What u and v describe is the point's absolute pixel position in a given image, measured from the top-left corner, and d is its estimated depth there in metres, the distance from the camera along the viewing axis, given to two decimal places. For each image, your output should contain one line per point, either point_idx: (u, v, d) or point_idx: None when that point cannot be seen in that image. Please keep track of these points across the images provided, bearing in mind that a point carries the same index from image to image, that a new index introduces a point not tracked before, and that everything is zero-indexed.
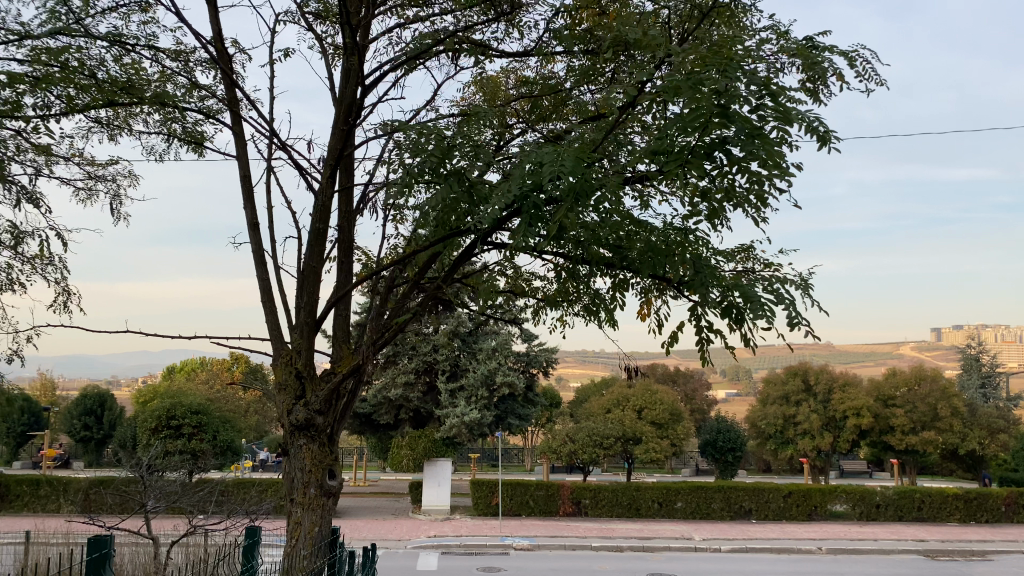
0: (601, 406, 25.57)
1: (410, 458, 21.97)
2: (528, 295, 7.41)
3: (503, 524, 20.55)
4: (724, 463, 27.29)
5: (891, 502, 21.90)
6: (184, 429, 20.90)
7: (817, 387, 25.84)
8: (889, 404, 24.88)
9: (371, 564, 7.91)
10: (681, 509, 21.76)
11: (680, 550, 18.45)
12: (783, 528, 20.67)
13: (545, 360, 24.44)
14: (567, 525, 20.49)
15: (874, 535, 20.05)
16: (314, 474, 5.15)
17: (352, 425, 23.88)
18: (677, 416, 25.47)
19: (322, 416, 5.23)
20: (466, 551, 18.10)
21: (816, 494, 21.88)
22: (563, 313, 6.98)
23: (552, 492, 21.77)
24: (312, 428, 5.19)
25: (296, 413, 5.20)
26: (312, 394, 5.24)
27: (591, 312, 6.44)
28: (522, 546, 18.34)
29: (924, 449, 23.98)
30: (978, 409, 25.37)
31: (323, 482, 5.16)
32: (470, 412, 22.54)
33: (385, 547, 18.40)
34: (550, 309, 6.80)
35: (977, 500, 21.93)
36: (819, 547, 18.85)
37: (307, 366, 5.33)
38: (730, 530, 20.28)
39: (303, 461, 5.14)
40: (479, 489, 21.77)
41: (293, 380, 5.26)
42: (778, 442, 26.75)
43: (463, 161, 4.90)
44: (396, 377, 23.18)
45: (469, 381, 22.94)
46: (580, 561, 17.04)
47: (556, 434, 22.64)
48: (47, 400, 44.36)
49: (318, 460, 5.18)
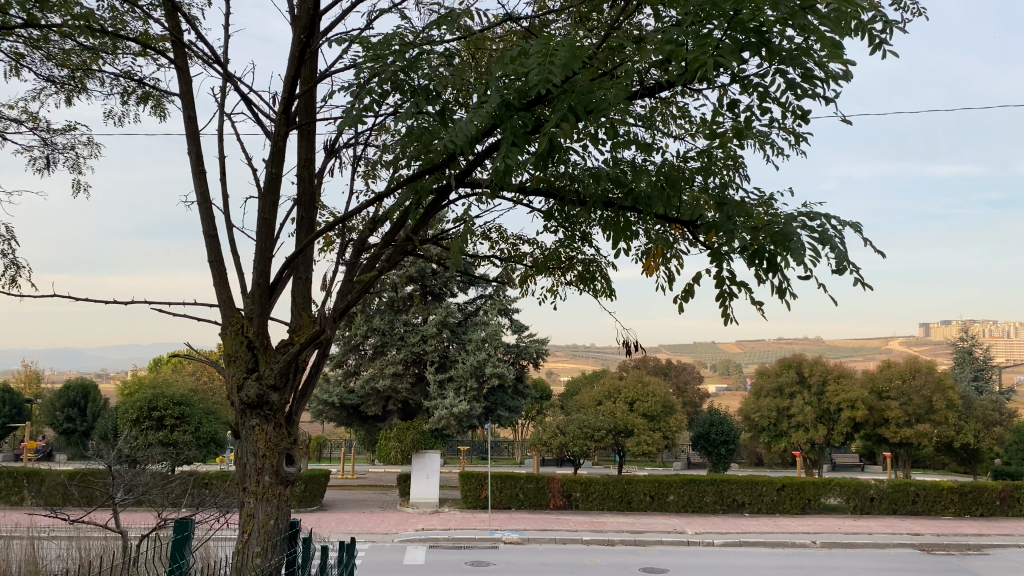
0: (593, 398, 25.21)
1: (398, 450, 21.54)
2: (516, 262, 6.97)
3: (492, 517, 20.19)
4: (717, 456, 26.99)
5: (885, 495, 21.64)
6: (166, 420, 20.41)
7: (811, 379, 25.56)
8: (884, 396, 24.61)
9: (349, 558, 7.55)
10: (673, 502, 21.46)
11: (672, 544, 18.10)
12: (777, 522, 20.37)
13: (536, 352, 24.06)
14: (558, 519, 20.13)
15: (868, 529, 19.76)
16: (268, 459, 4.70)
17: (339, 417, 23.44)
18: (670, 408, 25.12)
19: (277, 393, 4.80)
20: (455, 544, 17.71)
21: (809, 487, 21.60)
22: (555, 282, 6.59)
23: (543, 485, 21.40)
24: (266, 406, 4.75)
25: (248, 389, 4.75)
26: (265, 368, 4.79)
27: (586, 279, 6.10)
28: (512, 540, 17.97)
29: (919, 442, 23.72)
30: (973, 401, 25.12)
31: (278, 468, 4.72)
32: (459, 403, 22.11)
33: (372, 541, 17.99)
34: (541, 275, 6.41)
35: (971, 494, 21.68)
36: (813, 541, 18.54)
37: (261, 337, 4.88)
38: (723, 524, 19.96)
39: (256, 444, 4.69)
40: (468, 482, 21.41)
41: (245, 353, 4.81)
42: (771, 435, 26.45)
43: (436, 88, 4.27)
44: (384, 368, 22.76)
45: (458, 372, 22.59)
46: (571, 555, 16.65)
47: (546, 426, 22.28)
48: (31, 392, 43.71)
49: (273, 443, 4.74)
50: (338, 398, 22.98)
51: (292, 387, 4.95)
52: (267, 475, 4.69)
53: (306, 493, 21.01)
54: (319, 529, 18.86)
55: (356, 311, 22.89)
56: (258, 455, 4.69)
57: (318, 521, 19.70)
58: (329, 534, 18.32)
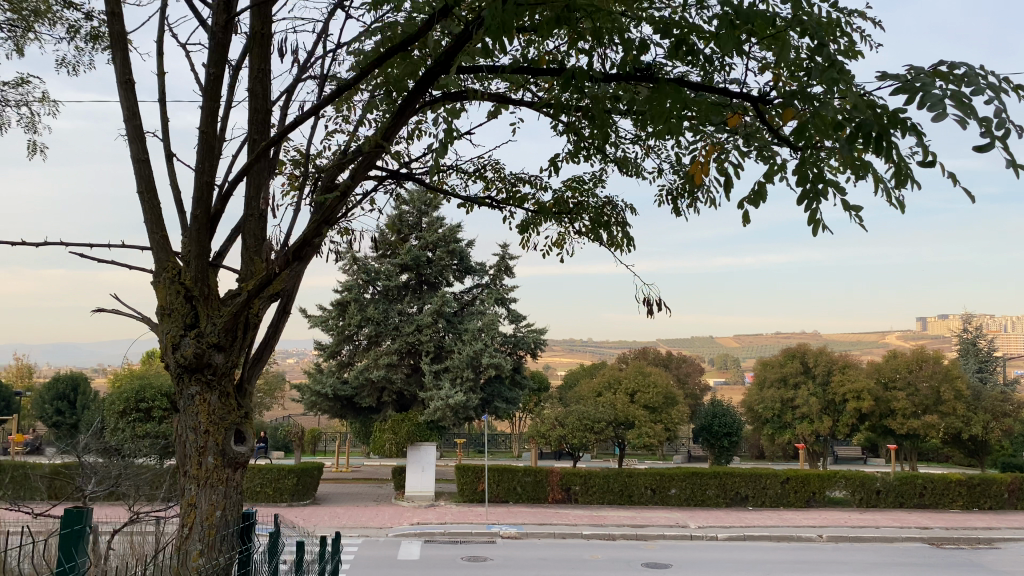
0: (593, 389, 24.69)
1: (393, 442, 20.93)
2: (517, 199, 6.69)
3: (490, 511, 19.68)
4: (719, 449, 26.55)
5: (892, 488, 21.15)
6: (153, 412, 19.81)
7: (815, 370, 25.09)
8: (890, 387, 24.13)
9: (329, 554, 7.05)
10: (675, 496, 20.95)
11: (674, 538, 17.60)
12: (781, 516, 19.88)
13: (533, 343, 23.49)
14: (557, 512, 19.63)
15: (875, 523, 19.28)
16: (212, 434, 4.25)
17: (333, 409, 22.81)
18: (671, 400, 24.60)
19: (220, 353, 4.33)
20: (450, 539, 17.19)
21: (814, 480, 21.11)
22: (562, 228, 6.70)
23: (541, 478, 20.89)
24: (207, 369, 4.29)
25: (185, 348, 4.27)
26: (207, 324, 4.30)
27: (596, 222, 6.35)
28: (510, 534, 17.45)
29: (926, 434, 23.23)
30: (982, 392, 24.65)
31: (226, 445, 4.27)
32: (455, 395, 21.53)
33: (366, 535, 17.46)
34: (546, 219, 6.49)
35: (980, 486, 21.20)
36: (819, 535, 18.04)
37: (201, 287, 4.37)
38: (726, 518, 19.46)
39: (197, 416, 4.23)
40: (465, 475, 20.89)
41: (182, 306, 4.30)
42: (775, 427, 25.97)
43: None
44: (378, 359, 22.18)
45: (454, 362, 22.00)
46: (571, 550, 16.11)
47: (545, 418, 21.79)
48: (22, 386, 43.15)
49: (216, 413, 4.28)
50: (332, 389, 22.30)
51: (239, 346, 4.48)
52: (213, 450, 4.24)
53: (298, 487, 20.46)
54: (311, 523, 18.33)
55: (350, 300, 22.36)
56: (201, 430, 4.24)
57: (310, 515, 19.18)
58: (322, 529, 17.80)
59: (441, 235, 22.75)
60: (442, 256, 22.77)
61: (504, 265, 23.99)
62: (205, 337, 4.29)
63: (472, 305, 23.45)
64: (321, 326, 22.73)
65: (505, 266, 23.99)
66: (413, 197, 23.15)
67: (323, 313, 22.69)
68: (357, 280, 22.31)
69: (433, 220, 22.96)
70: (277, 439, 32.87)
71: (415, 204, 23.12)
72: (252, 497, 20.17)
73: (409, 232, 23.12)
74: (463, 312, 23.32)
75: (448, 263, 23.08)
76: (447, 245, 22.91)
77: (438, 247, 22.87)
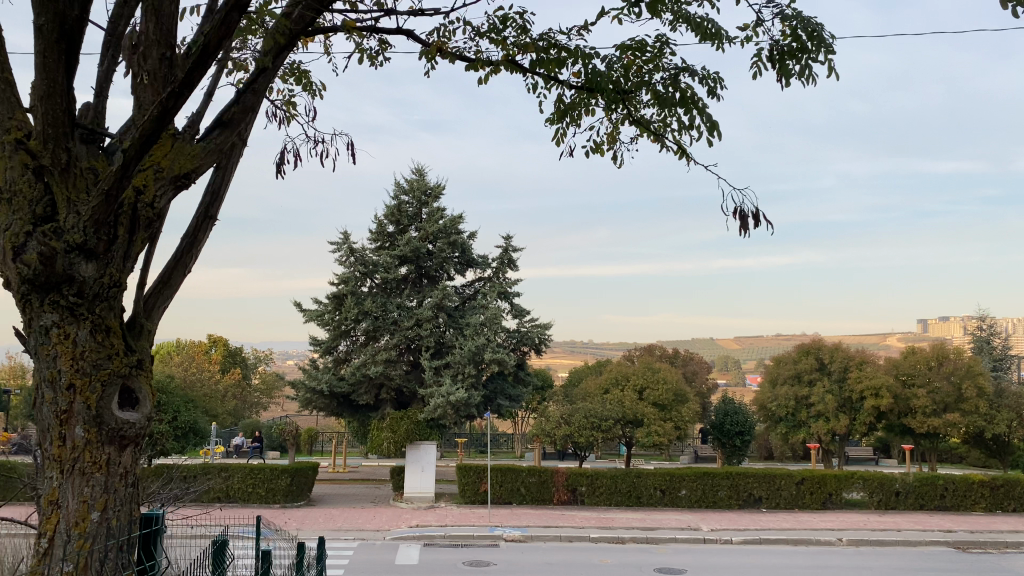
0: (599, 386, 23.84)
1: (391, 441, 20.04)
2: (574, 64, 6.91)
3: (492, 513, 18.82)
4: (731, 449, 25.81)
5: (912, 490, 20.28)
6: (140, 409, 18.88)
7: (832, 365, 24.28)
8: (910, 384, 23.26)
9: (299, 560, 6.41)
10: (685, 497, 20.08)
11: (686, 541, 16.74)
12: (796, 518, 19.02)
13: (538, 338, 22.62)
14: (562, 514, 18.78)
15: (896, 526, 18.40)
16: (75, 397, 4.59)
17: (329, 406, 21.86)
18: (681, 398, 23.73)
19: (84, 264, 4.64)
20: (451, 542, 16.32)
21: (831, 481, 20.23)
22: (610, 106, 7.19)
23: (546, 478, 20.02)
24: (67, 294, 4.61)
25: (35, 252, 4.55)
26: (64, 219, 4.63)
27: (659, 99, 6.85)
28: (514, 537, 16.58)
29: (948, 432, 22.33)
30: (1005, 390, 23.77)
31: (94, 414, 4.61)
32: (456, 391, 20.62)
33: (361, 538, 16.58)
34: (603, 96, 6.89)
35: (1003, 488, 20.29)
36: (838, 538, 17.17)
37: (55, 174, 4.68)
38: (740, 520, 18.61)
39: (56, 355, 4.60)
40: (466, 475, 20.04)
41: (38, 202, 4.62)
42: (789, 425, 25.08)
43: None
44: (376, 354, 21.31)
45: (455, 358, 21.10)
46: (579, 554, 15.23)
47: (550, 416, 20.91)
48: (13, 385, 42.15)
49: (75, 355, 4.61)
50: (327, 385, 21.30)
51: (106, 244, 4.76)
52: (79, 408, 4.58)
53: (293, 488, 19.60)
54: (304, 526, 17.46)
55: (346, 293, 21.47)
56: (66, 386, 4.57)
57: (304, 517, 18.29)
58: (315, 532, 16.91)
59: (443, 226, 21.91)
60: (443, 248, 21.89)
61: (507, 258, 23.17)
62: (61, 240, 4.59)
63: (474, 299, 22.65)
64: (317, 321, 21.84)
65: (508, 258, 23.15)
66: (413, 187, 22.28)
67: (319, 307, 21.76)
68: (355, 271, 21.54)
69: (433, 210, 22.16)
70: (272, 439, 31.99)
71: (415, 194, 22.25)
72: (244, 498, 19.26)
73: (409, 223, 22.29)
74: (464, 306, 22.52)
75: (449, 255, 22.21)
76: (448, 236, 22.06)
77: (438, 238, 21.99)
